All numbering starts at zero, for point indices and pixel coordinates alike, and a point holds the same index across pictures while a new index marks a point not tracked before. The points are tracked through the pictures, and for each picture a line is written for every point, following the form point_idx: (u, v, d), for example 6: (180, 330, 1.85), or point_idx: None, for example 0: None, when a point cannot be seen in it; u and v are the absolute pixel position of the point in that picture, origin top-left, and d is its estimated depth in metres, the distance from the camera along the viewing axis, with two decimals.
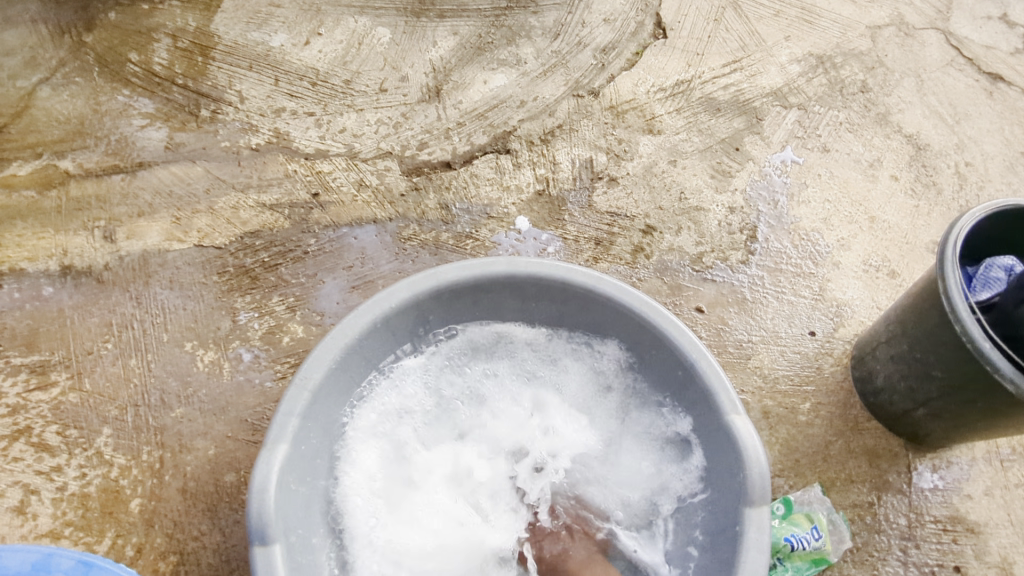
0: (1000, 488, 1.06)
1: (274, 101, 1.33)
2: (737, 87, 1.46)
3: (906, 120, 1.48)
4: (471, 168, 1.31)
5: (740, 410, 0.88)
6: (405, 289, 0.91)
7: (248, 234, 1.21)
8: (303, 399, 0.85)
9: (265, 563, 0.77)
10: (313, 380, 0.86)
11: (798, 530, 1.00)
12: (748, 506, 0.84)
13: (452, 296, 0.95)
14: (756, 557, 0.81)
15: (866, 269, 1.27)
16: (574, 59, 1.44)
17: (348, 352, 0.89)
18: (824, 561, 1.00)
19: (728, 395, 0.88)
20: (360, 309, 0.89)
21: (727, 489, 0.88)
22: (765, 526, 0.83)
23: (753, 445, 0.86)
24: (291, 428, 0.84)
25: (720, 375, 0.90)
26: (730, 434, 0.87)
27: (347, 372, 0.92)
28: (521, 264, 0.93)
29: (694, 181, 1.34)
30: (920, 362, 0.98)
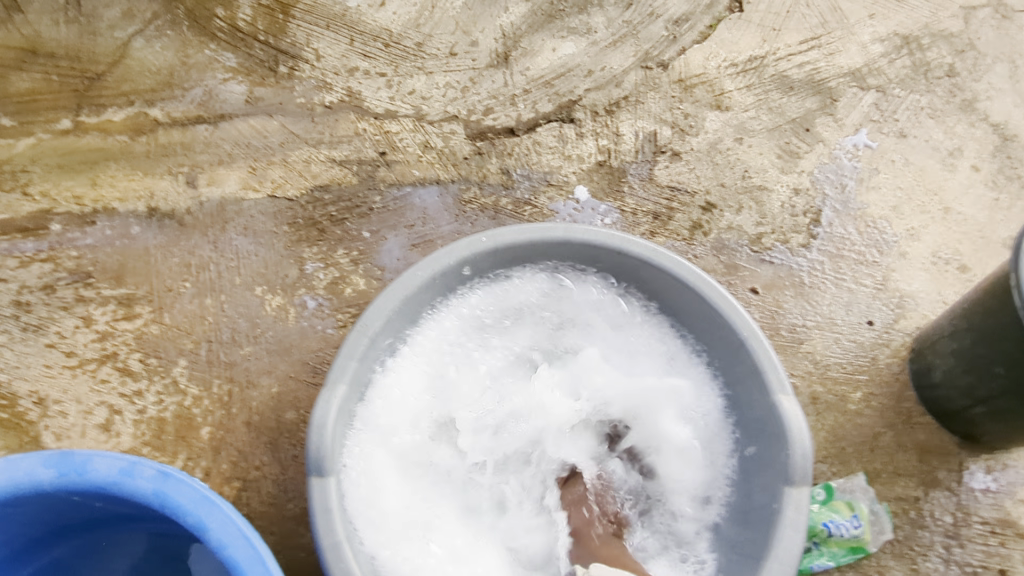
0: None
1: (348, 61, 1.37)
2: (813, 66, 1.42)
3: (994, 108, 1.40)
4: (535, 136, 1.33)
5: (788, 391, 0.89)
6: (464, 249, 0.94)
7: (318, 188, 1.27)
8: (362, 345, 0.90)
9: (320, 492, 0.84)
10: (372, 329, 0.91)
11: (838, 516, 1.01)
12: (788, 485, 0.85)
13: (508, 257, 0.98)
14: (790, 536, 0.82)
15: (934, 261, 1.23)
16: (645, 30, 1.42)
17: (406, 304, 0.94)
18: (863, 551, 1.00)
19: (777, 375, 0.89)
20: (420, 264, 0.93)
21: (769, 467, 0.89)
22: (803, 507, 0.84)
23: (799, 427, 0.87)
24: (350, 372, 0.89)
25: (770, 354, 0.91)
26: (775, 413, 0.88)
27: (401, 324, 0.96)
28: (579, 231, 0.95)
29: (759, 160, 1.32)
30: (982, 359, 0.94)
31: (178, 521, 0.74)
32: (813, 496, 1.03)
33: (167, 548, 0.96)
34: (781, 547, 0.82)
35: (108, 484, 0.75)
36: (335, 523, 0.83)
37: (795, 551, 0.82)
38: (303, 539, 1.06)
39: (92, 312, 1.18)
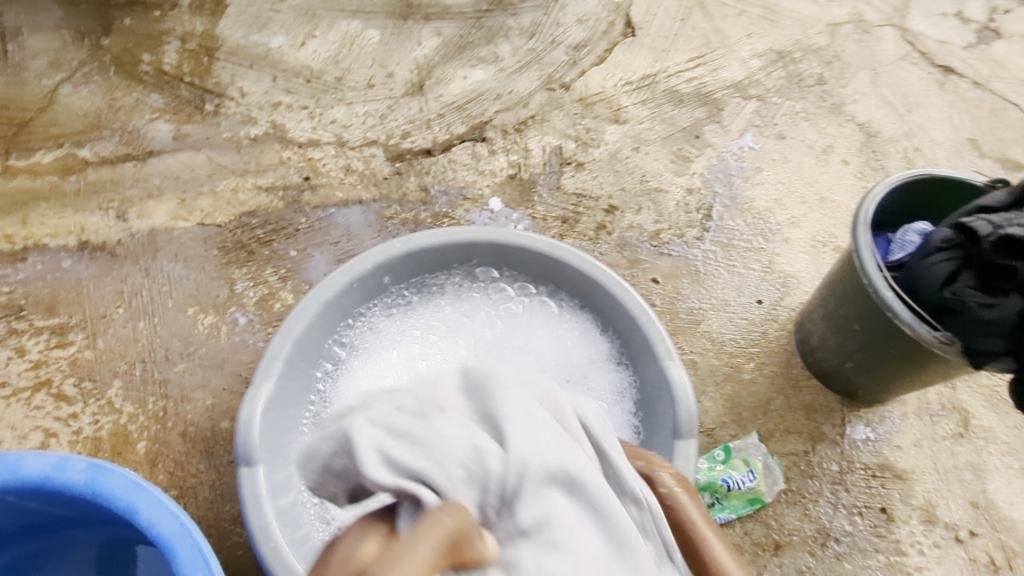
0: (928, 440, 1.16)
1: (271, 96, 1.48)
2: (700, 81, 1.58)
3: (859, 110, 1.58)
4: (450, 155, 1.44)
5: (675, 359, 0.99)
6: (380, 254, 1.03)
7: (246, 213, 1.34)
8: (287, 346, 0.97)
9: (250, 481, 0.89)
10: (296, 331, 0.98)
11: (734, 473, 1.09)
12: (677, 439, 0.94)
13: (422, 260, 1.07)
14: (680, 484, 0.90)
15: (813, 245, 1.37)
16: (547, 56, 1.58)
17: (328, 307, 1.01)
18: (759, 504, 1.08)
19: (665, 346, 1.00)
20: (338, 270, 1.01)
21: (661, 427, 0.98)
22: (691, 457, 0.93)
23: (684, 388, 0.96)
24: (276, 371, 0.96)
25: (659, 328, 1.01)
26: (664, 378, 0.98)
27: (324, 325, 1.03)
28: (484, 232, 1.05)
29: (655, 165, 1.45)
30: (843, 318, 1.06)
31: (111, 507, 0.78)
32: (713, 456, 1.12)
33: (111, 553, 0.99)
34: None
35: (42, 479, 0.80)
36: (263, 508, 0.88)
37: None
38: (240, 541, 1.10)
39: (25, 343, 1.22)
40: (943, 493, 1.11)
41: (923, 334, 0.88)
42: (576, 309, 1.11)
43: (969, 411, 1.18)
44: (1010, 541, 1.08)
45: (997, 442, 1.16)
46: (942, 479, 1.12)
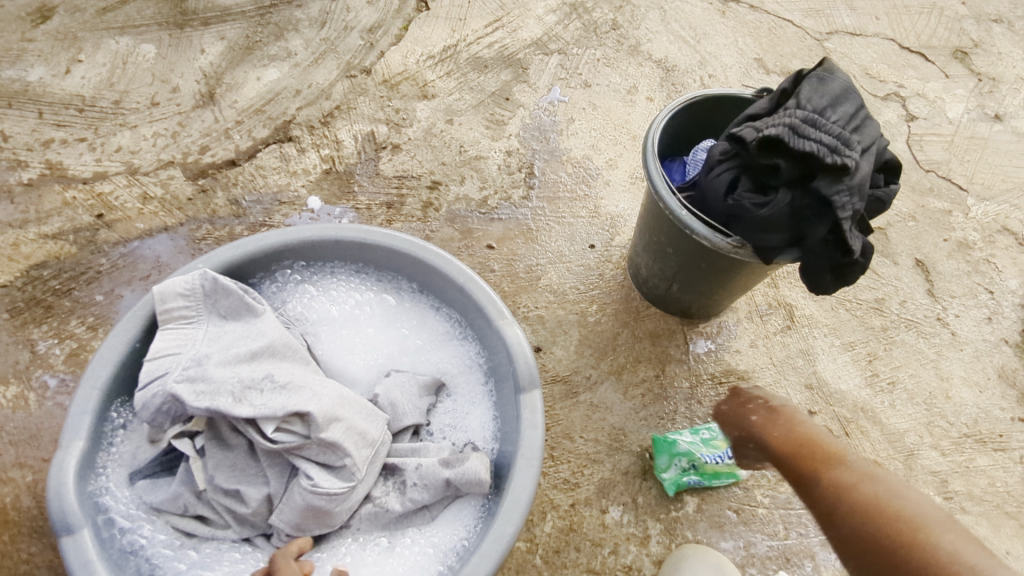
0: (762, 338, 1.24)
1: (40, 134, 1.35)
2: (500, 44, 1.58)
3: (655, 48, 1.64)
4: (257, 162, 1.36)
5: (508, 318, 0.98)
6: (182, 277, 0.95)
7: (34, 266, 1.20)
8: (94, 398, 0.87)
9: (75, 552, 0.78)
10: (102, 379, 0.88)
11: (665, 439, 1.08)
12: (521, 394, 0.92)
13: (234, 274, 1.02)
14: (529, 434, 0.89)
15: (633, 182, 1.42)
16: (342, 43, 1.53)
17: (133, 353, 0.91)
18: (672, 446, 1.06)
19: (496, 307, 0.99)
20: (137, 304, 0.92)
21: (507, 384, 0.97)
22: (538, 407, 0.91)
23: (520, 344, 0.96)
24: (86, 427, 0.86)
25: (487, 291, 1.00)
26: (501, 339, 0.97)
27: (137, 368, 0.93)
28: (290, 233, 1.01)
29: (471, 134, 1.44)
30: (658, 244, 1.10)
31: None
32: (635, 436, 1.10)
33: None
34: (525, 444, 0.89)
35: None
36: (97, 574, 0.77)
37: (537, 446, 0.88)
38: None
39: None
40: (782, 383, 1.20)
41: (719, 243, 0.93)
42: (409, 289, 1.08)
43: (792, 304, 1.28)
44: (844, 411, 1.18)
45: (819, 326, 1.26)
46: (780, 370, 1.21)
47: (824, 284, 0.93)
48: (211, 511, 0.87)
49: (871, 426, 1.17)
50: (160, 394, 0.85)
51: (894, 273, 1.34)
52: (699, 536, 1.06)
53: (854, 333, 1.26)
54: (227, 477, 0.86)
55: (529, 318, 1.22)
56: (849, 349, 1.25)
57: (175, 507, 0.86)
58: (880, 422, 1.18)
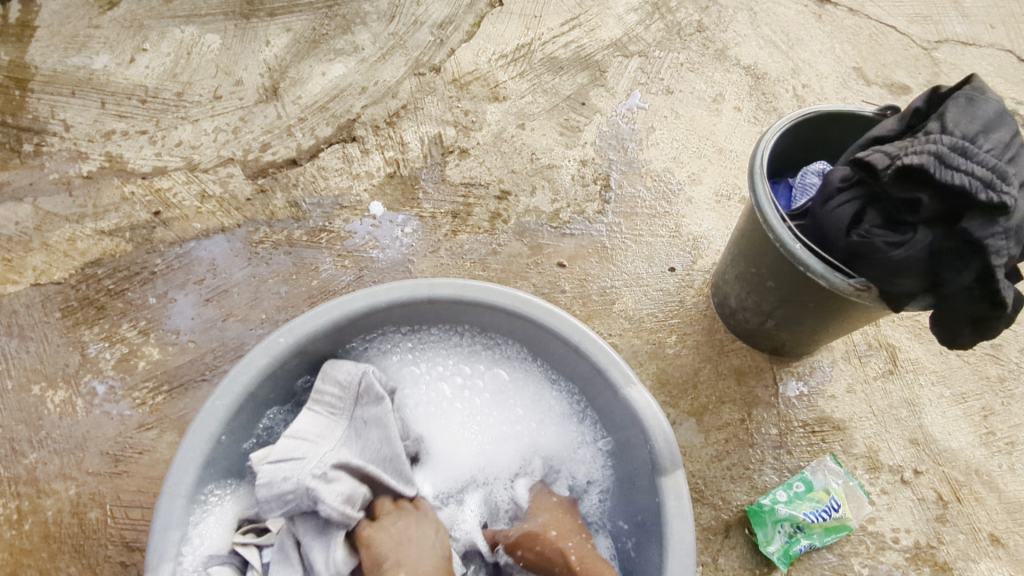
0: (861, 383, 1.11)
1: (102, 125, 1.31)
2: (577, 44, 1.48)
3: (744, 52, 1.51)
4: (318, 162, 1.29)
5: (634, 382, 0.89)
6: (263, 355, 0.85)
7: (89, 264, 1.16)
8: (179, 508, 0.78)
9: None
10: (185, 485, 0.79)
11: (816, 505, 0.97)
12: (662, 475, 0.84)
13: (318, 344, 0.91)
14: (680, 524, 0.81)
15: (718, 199, 1.30)
16: (411, 39, 1.45)
17: (215, 448, 0.82)
18: (773, 514, 0.97)
19: (619, 370, 0.89)
20: (216, 392, 0.82)
21: (639, 456, 0.89)
22: (682, 490, 0.83)
23: (653, 413, 0.87)
24: (173, 544, 0.77)
25: (606, 350, 0.90)
26: (630, 408, 0.88)
27: (221, 460, 0.85)
28: (381, 293, 0.90)
29: (543, 141, 1.35)
30: (755, 276, 0.99)
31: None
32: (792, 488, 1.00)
33: None
34: (675, 539, 0.80)
35: None
36: None
37: (689, 537, 0.80)
38: None
39: None
40: (883, 436, 1.07)
41: (839, 284, 0.82)
42: (512, 345, 0.98)
43: (896, 346, 1.15)
44: (955, 473, 1.05)
45: (926, 373, 1.13)
46: (880, 421, 1.09)
47: (961, 338, 0.81)
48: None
49: (986, 493, 1.04)
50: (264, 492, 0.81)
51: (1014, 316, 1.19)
52: None
53: (966, 384, 1.12)
54: None
55: None
56: (961, 401, 1.11)
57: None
58: (997, 489, 1.04)
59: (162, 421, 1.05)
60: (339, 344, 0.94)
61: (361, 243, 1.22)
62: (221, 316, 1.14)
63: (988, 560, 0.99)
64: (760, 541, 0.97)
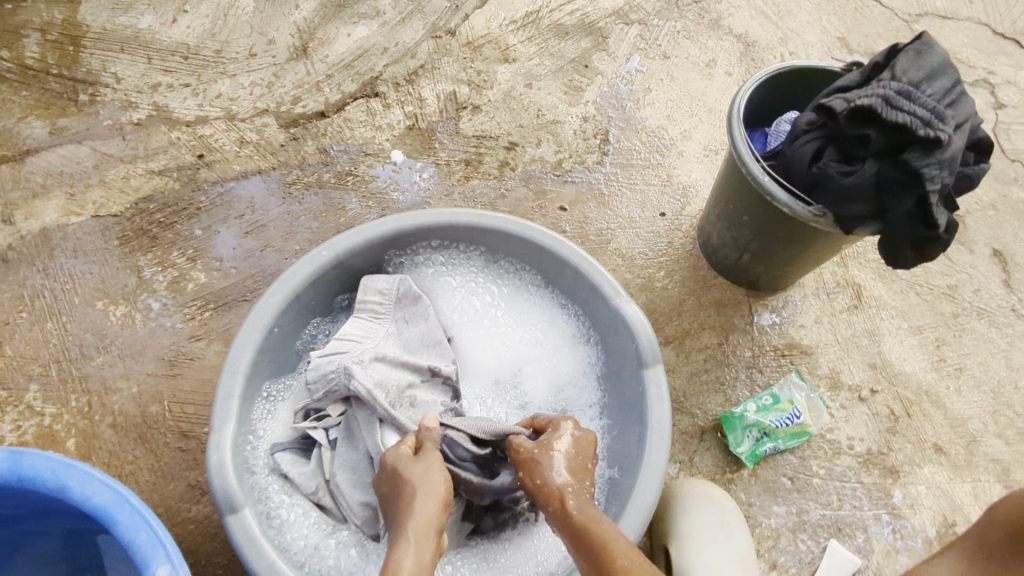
0: (828, 315, 1.25)
1: (149, 78, 1.45)
2: (582, 12, 1.60)
3: (736, 22, 1.63)
4: (345, 114, 1.43)
5: (624, 296, 1.04)
6: (308, 265, 1.01)
7: (142, 199, 1.30)
8: (238, 382, 0.93)
9: (240, 527, 0.84)
10: (244, 364, 0.94)
11: (781, 413, 1.11)
12: (645, 368, 0.99)
13: (352, 262, 1.07)
14: (658, 407, 0.95)
15: (706, 154, 1.43)
16: (429, 5, 1.57)
17: (267, 336, 0.97)
18: (742, 420, 1.11)
19: (611, 285, 1.04)
20: (269, 290, 0.98)
21: (627, 360, 1.03)
22: (661, 381, 0.98)
23: (639, 320, 1.02)
24: (234, 411, 0.92)
25: (600, 270, 1.05)
26: (620, 317, 1.03)
27: (271, 351, 0.99)
28: (407, 219, 1.06)
29: (549, 99, 1.47)
30: (734, 213, 1.12)
31: (40, 489, 0.78)
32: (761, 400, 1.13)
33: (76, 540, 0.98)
34: (656, 418, 0.95)
35: None
36: (261, 551, 0.82)
37: (666, 418, 0.95)
38: (191, 512, 1.05)
39: None
40: (845, 360, 1.21)
41: (800, 211, 0.95)
42: (519, 271, 1.13)
43: (860, 284, 1.28)
44: (907, 392, 1.19)
45: (887, 308, 1.26)
46: (844, 347, 1.22)
47: (904, 258, 0.95)
48: (333, 499, 0.95)
49: (934, 409, 1.18)
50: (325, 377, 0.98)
51: (969, 261, 1.32)
52: (752, 499, 1.09)
53: (922, 318, 1.26)
54: (346, 476, 0.94)
55: None
56: (916, 332, 1.24)
57: (308, 486, 0.94)
58: (944, 407, 1.18)
59: (210, 333, 1.19)
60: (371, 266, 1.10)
61: (383, 186, 1.36)
62: (259, 246, 1.28)
63: (932, 465, 1.13)
64: (731, 443, 1.10)
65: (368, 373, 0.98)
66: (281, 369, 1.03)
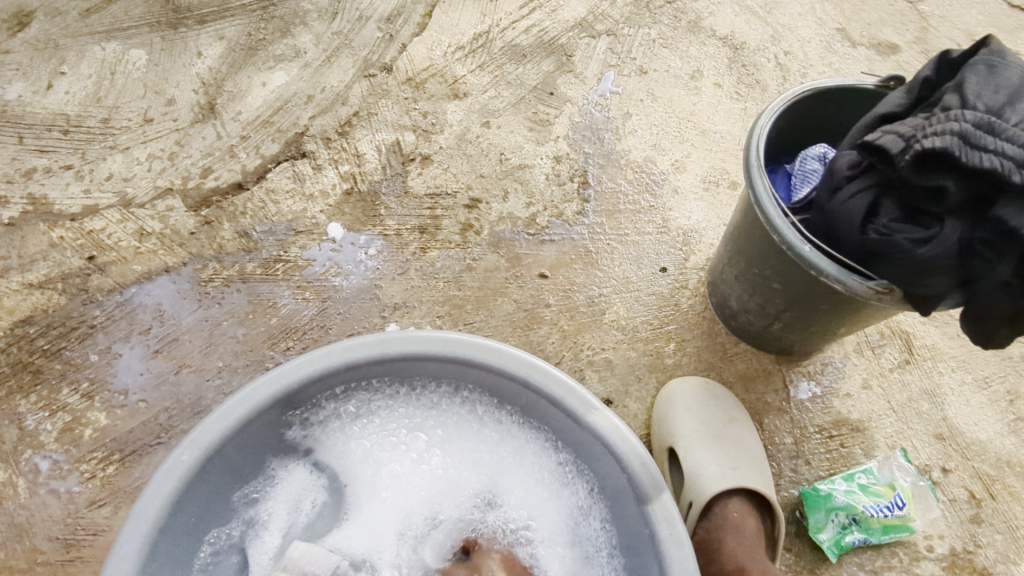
0: (876, 377, 1.03)
1: (21, 163, 1.18)
2: (539, 27, 1.36)
3: (718, 22, 1.40)
4: (267, 184, 1.17)
5: (596, 406, 0.77)
6: (188, 452, 0.73)
7: (18, 323, 1.04)
8: None
9: None
10: None
11: (881, 499, 0.91)
12: (648, 504, 0.73)
13: (245, 439, 0.79)
14: (678, 556, 0.69)
15: (705, 187, 1.20)
16: (357, 37, 1.32)
17: (163, 533, 0.71)
18: (828, 501, 0.91)
19: (578, 396, 0.77)
20: (154, 479, 0.71)
21: (622, 490, 0.77)
22: (675, 518, 0.72)
23: (625, 436, 0.75)
24: None
25: (561, 379, 0.79)
26: (600, 438, 0.76)
27: (175, 545, 0.73)
28: (291, 369, 0.78)
29: (512, 139, 1.23)
30: (760, 279, 0.89)
31: None
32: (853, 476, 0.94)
33: None
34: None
35: None
36: None
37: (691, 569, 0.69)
38: None
39: None
40: (906, 434, 0.99)
41: (856, 287, 0.72)
42: (466, 394, 0.86)
43: (909, 333, 1.06)
44: (985, 467, 0.97)
45: (944, 359, 1.05)
46: (902, 418, 1.01)
47: (997, 336, 0.71)
48: None
49: (1020, 485, 0.96)
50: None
51: None
52: None
53: (988, 368, 1.04)
54: None
55: (595, 363, 1.04)
56: (984, 387, 1.03)
57: None
58: None
59: (115, 496, 0.94)
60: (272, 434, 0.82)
61: (321, 271, 1.11)
62: (173, 368, 1.03)
63: None
64: (811, 527, 0.92)
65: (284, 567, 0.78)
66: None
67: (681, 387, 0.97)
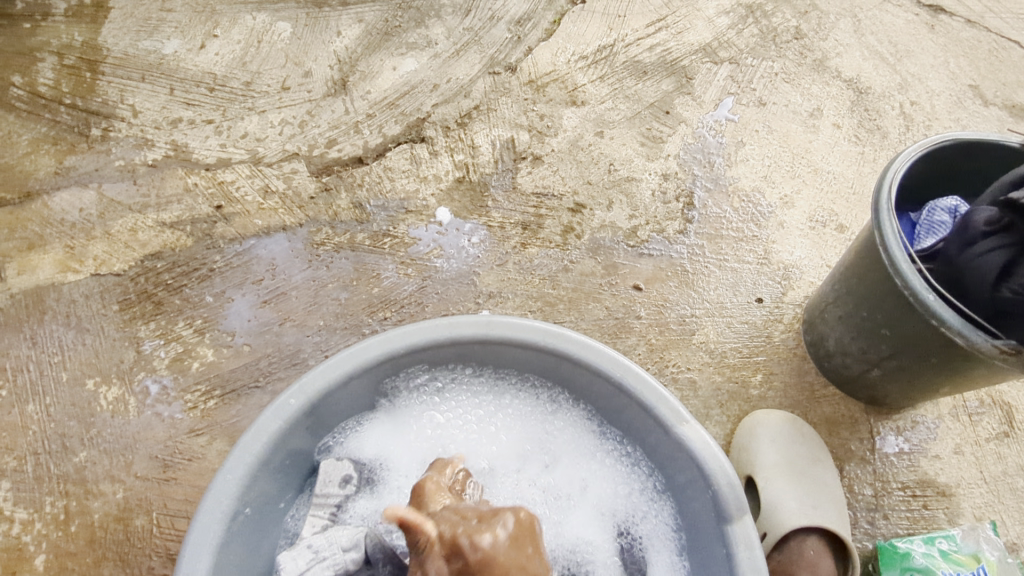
0: (970, 444, 1.00)
1: (169, 112, 1.28)
2: (663, 47, 1.37)
3: (845, 64, 1.38)
4: (385, 162, 1.23)
5: (686, 419, 0.78)
6: (295, 398, 0.76)
7: (148, 256, 1.13)
8: (216, 528, 0.71)
9: None
10: (227, 503, 0.72)
11: (963, 570, 0.89)
12: (728, 523, 0.73)
13: (341, 394, 0.81)
14: None
15: (812, 226, 1.19)
16: (487, 35, 1.37)
17: (261, 466, 0.75)
18: (905, 560, 0.89)
19: (669, 404, 0.78)
20: (263, 416, 0.75)
21: (699, 504, 0.78)
22: (754, 542, 0.72)
23: (712, 452, 0.76)
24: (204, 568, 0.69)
25: (653, 386, 0.79)
26: (684, 449, 0.77)
27: (268, 478, 0.78)
28: (395, 338, 0.79)
29: (623, 151, 1.26)
30: (868, 322, 0.88)
31: None
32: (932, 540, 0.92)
33: None
34: None
35: None
36: None
37: None
38: None
39: None
40: (995, 507, 0.96)
41: (980, 344, 0.71)
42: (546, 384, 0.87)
43: (1011, 404, 1.02)
44: None
45: None
46: (992, 490, 0.97)
47: None
48: None
49: None
50: (312, 544, 0.75)
51: None
52: None
53: None
54: None
55: (679, 382, 1.04)
56: None
57: None
58: None
59: (212, 428, 1.02)
60: (358, 394, 0.84)
61: (425, 251, 1.16)
62: (278, 319, 1.09)
63: None
64: None
65: (343, 533, 0.76)
66: (264, 522, 0.79)
67: (767, 418, 0.97)
